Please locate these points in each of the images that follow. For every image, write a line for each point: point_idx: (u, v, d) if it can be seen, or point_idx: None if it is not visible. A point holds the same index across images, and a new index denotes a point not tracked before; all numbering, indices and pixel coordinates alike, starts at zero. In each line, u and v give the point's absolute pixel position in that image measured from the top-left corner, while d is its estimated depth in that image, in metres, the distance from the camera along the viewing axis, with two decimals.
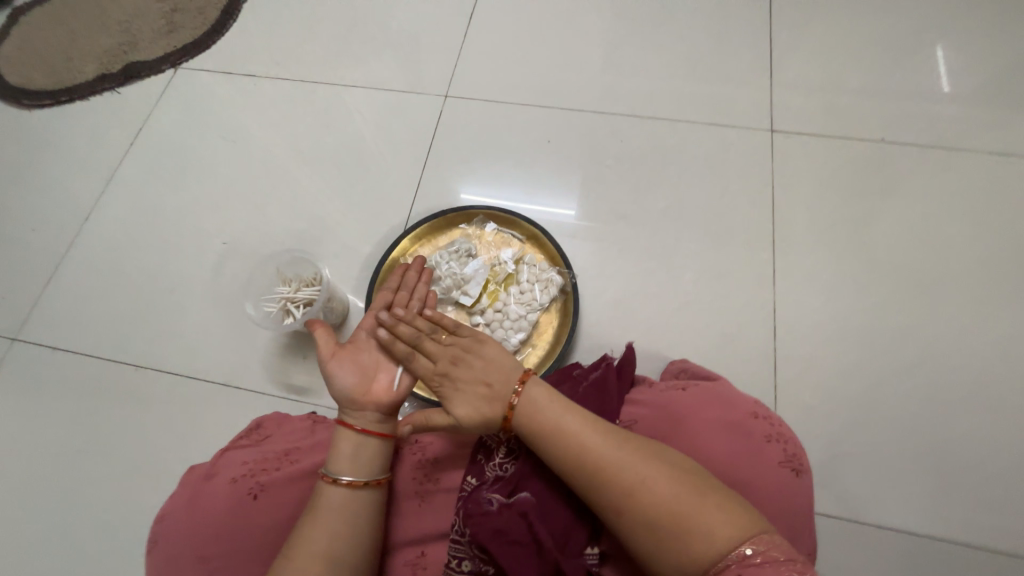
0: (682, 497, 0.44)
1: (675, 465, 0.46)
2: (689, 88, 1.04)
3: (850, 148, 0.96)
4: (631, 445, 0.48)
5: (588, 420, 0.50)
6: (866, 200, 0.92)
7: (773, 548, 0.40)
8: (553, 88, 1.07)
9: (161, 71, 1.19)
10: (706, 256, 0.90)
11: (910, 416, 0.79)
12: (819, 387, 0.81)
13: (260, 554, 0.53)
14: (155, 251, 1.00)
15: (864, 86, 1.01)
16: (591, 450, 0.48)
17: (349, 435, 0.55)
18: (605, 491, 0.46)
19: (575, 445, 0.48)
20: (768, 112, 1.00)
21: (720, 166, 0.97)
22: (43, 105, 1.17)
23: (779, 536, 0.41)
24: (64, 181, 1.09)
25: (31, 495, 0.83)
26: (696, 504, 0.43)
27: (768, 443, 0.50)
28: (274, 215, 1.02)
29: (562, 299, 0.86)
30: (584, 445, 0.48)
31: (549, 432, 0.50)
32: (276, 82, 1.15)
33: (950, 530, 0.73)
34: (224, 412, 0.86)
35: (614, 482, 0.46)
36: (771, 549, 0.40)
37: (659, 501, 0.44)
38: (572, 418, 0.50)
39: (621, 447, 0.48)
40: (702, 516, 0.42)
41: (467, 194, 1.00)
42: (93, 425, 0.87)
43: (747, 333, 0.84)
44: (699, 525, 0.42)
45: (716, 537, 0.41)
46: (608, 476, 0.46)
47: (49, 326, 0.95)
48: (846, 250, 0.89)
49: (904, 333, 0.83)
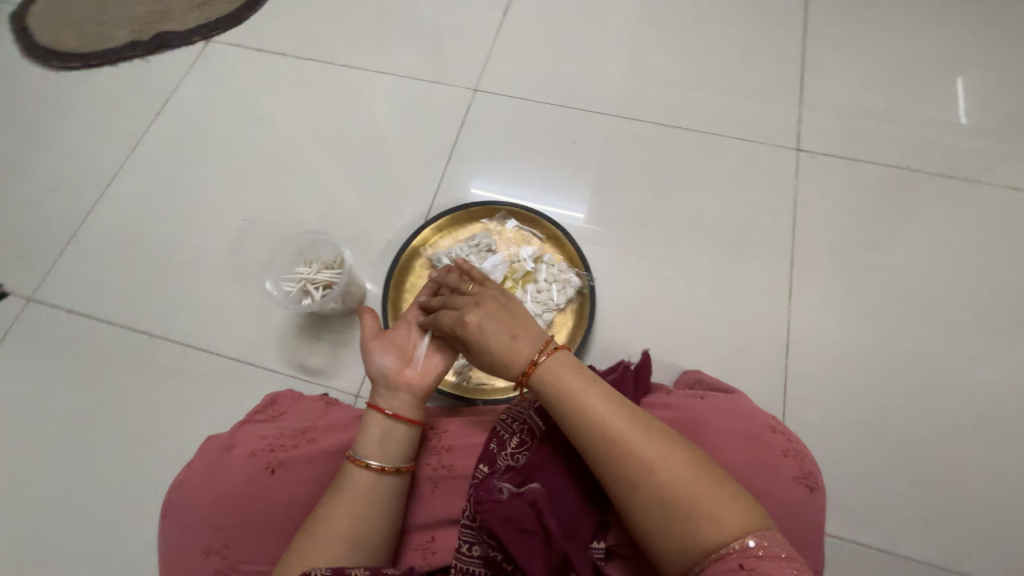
0: (695, 484, 0.43)
1: (690, 448, 0.46)
2: (717, 101, 1.04)
3: (874, 173, 0.97)
4: (650, 424, 0.48)
5: (606, 397, 0.49)
6: (885, 226, 0.93)
7: (777, 543, 0.40)
8: (583, 90, 1.07)
9: (191, 43, 1.19)
10: (724, 269, 0.91)
11: (914, 443, 0.79)
12: (825, 407, 0.81)
13: (277, 526, 0.54)
14: (175, 222, 1.01)
15: (892, 112, 1.01)
16: (609, 426, 0.47)
17: (375, 417, 0.57)
18: (617, 466, 0.46)
19: (596, 418, 0.48)
20: (795, 131, 1.00)
21: (743, 181, 0.97)
22: (72, 68, 1.17)
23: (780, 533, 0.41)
24: (89, 146, 1.10)
25: (38, 454, 0.84)
26: (706, 490, 0.43)
27: (785, 456, 0.51)
28: (296, 195, 1.02)
29: (579, 301, 0.87)
30: (602, 419, 0.48)
31: (570, 401, 0.50)
32: (305, 63, 1.15)
33: (944, 557, 0.74)
34: (234, 386, 0.86)
35: (626, 457, 0.46)
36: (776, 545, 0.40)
37: (669, 482, 0.44)
38: (590, 393, 0.49)
39: (641, 424, 0.47)
40: (710, 502, 0.42)
41: (478, 190, 1.00)
42: (104, 389, 0.87)
43: (758, 348, 0.85)
44: (707, 512, 0.42)
45: (722, 526, 0.41)
46: (622, 451, 0.46)
47: (65, 288, 0.96)
48: (863, 274, 0.90)
49: (914, 360, 0.84)
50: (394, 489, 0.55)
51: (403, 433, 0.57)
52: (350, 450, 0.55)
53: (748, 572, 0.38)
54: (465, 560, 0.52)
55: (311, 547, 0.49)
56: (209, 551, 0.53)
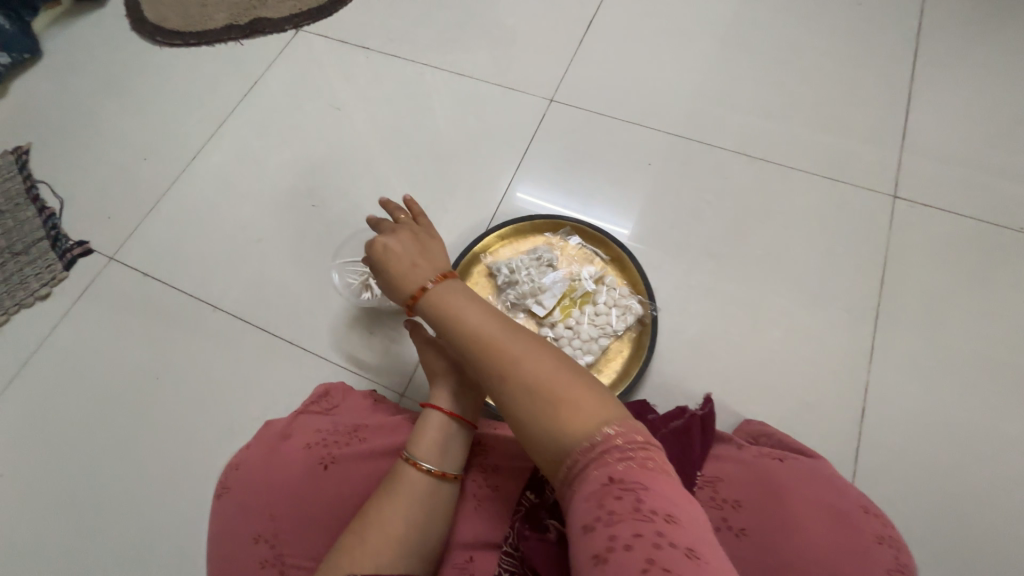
0: (561, 387, 0.45)
1: (560, 357, 0.48)
2: (808, 136, 0.98)
3: (981, 232, 0.88)
4: (523, 334, 0.50)
5: (485, 311, 0.52)
6: (989, 291, 0.84)
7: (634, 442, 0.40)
8: (663, 111, 1.04)
9: (283, 30, 1.23)
10: (797, 316, 0.85)
11: (1001, 538, 0.71)
12: (900, 483, 0.74)
13: (325, 523, 0.53)
14: (250, 201, 1.05)
15: (1008, 167, 0.92)
16: (485, 338, 0.50)
17: (437, 417, 0.59)
18: (495, 377, 0.48)
19: (473, 329, 0.51)
20: (894, 176, 0.93)
21: (829, 224, 0.91)
22: (173, 45, 1.24)
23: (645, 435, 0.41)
24: (181, 120, 1.16)
25: (102, 407, 0.88)
26: (572, 392, 0.45)
27: (881, 544, 0.43)
28: (365, 188, 1.04)
29: (638, 329, 0.84)
30: (479, 332, 0.50)
31: (454, 320, 0.52)
32: (387, 59, 1.18)
33: None
34: (287, 369, 0.88)
35: (502, 368, 0.48)
36: (635, 434, 0.41)
37: (539, 388, 0.46)
38: (471, 308, 0.52)
39: (506, 335, 0.50)
40: (573, 402, 0.44)
41: (520, 195, 1.00)
42: (168, 354, 0.91)
43: (830, 407, 0.79)
44: (571, 413, 0.43)
45: (583, 424, 0.42)
46: (500, 364, 0.48)
47: (145, 252, 1.01)
48: (957, 342, 0.81)
49: (1008, 446, 0.75)
50: (445, 498, 0.55)
51: (457, 438, 0.59)
52: (405, 450, 0.56)
53: (617, 483, 0.38)
54: None
55: (356, 548, 0.49)
56: (258, 538, 0.53)
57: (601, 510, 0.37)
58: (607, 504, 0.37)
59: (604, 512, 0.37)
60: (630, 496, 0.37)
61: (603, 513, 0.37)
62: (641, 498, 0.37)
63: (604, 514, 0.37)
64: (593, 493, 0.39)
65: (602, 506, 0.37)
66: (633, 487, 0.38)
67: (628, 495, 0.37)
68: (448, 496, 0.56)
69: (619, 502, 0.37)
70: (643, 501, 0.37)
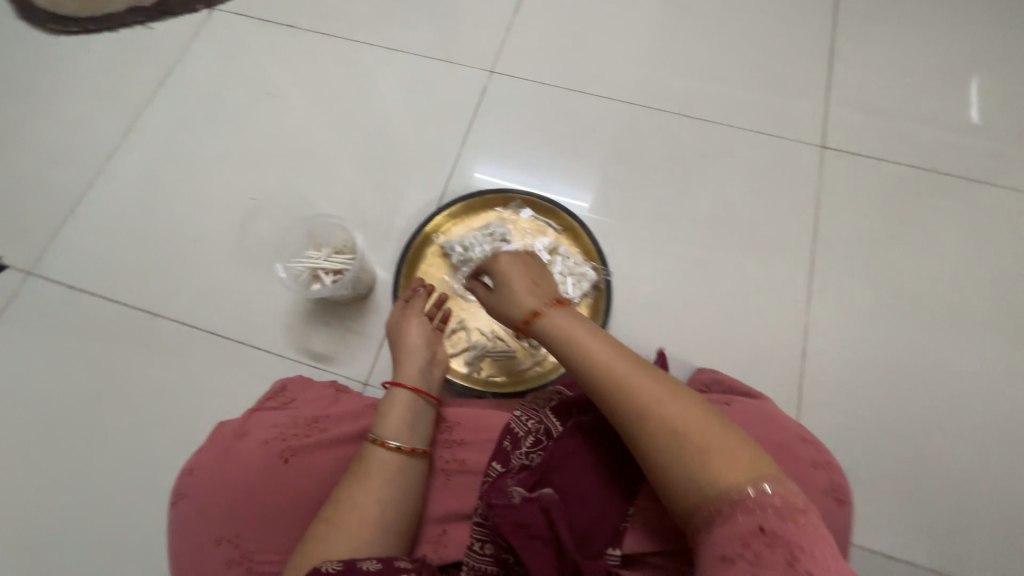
0: (710, 433, 0.44)
1: (691, 396, 0.48)
2: (742, 93, 1.01)
3: (903, 175, 0.94)
4: (659, 373, 0.49)
5: (616, 347, 0.52)
6: (914, 229, 0.90)
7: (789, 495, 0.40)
8: (604, 77, 1.04)
9: (196, 11, 1.14)
10: (745, 267, 0.88)
11: (929, 451, 0.79)
12: (842, 412, 0.81)
13: (290, 515, 0.53)
14: (181, 199, 0.98)
15: (923, 111, 0.98)
16: (624, 372, 0.49)
17: (402, 396, 0.60)
18: (631, 413, 0.47)
19: (600, 362, 0.51)
20: (823, 128, 0.97)
21: (767, 177, 0.94)
22: (70, 33, 1.12)
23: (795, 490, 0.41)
24: (90, 116, 1.06)
25: (42, 433, 0.82)
26: (706, 431, 0.45)
27: (815, 467, 0.49)
28: (306, 176, 0.99)
29: (594, 295, 0.85)
30: (609, 366, 0.50)
31: (595, 353, 0.52)
32: (315, 37, 1.11)
33: (952, 565, 0.74)
34: (241, 370, 0.85)
35: (645, 405, 0.47)
36: (784, 489, 0.41)
37: (682, 427, 0.45)
38: (606, 343, 0.52)
39: (643, 372, 0.49)
40: (722, 449, 0.43)
41: (482, 174, 0.98)
42: (107, 369, 0.85)
43: (777, 351, 0.84)
44: (726, 460, 0.43)
45: (732, 472, 0.42)
46: (638, 400, 0.47)
47: (67, 264, 0.93)
48: (888, 278, 0.87)
49: (934, 369, 0.82)
50: (416, 473, 0.56)
51: (422, 413, 0.61)
52: (371, 433, 0.57)
53: (768, 533, 0.38)
54: (475, 557, 0.52)
55: (328, 535, 0.49)
56: (221, 540, 0.52)
57: (748, 553, 0.38)
58: (756, 550, 0.38)
59: (753, 557, 0.37)
60: (784, 551, 0.37)
61: (755, 560, 0.37)
62: (795, 555, 0.37)
63: (755, 561, 0.37)
64: (740, 537, 0.39)
65: (749, 550, 0.38)
66: (786, 542, 0.37)
67: (780, 547, 0.37)
68: (418, 470, 0.56)
69: (772, 553, 0.37)
70: (797, 558, 0.37)
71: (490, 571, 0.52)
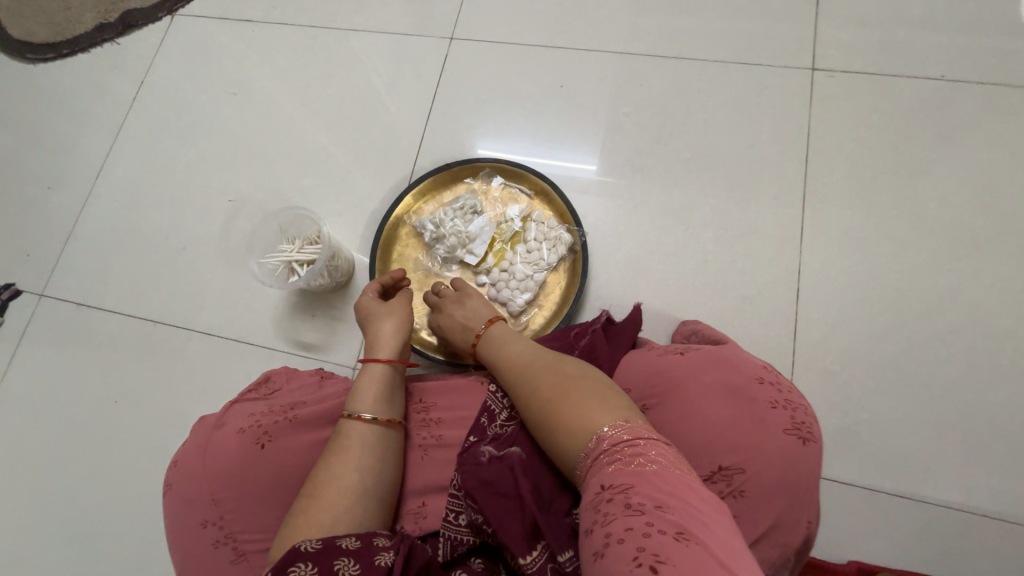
0: (561, 399, 0.46)
1: (568, 370, 0.49)
2: (720, 22, 0.93)
3: (903, 89, 0.85)
4: (542, 360, 0.53)
5: (514, 345, 0.57)
6: (915, 149, 0.83)
7: (637, 444, 0.39)
8: (568, 26, 0.98)
9: (159, 19, 1.15)
10: (729, 211, 0.84)
11: (940, 384, 0.74)
12: (841, 352, 0.76)
13: (267, 497, 0.55)
14: (166, 208, 1.01)
15: (927, 14, 0.88)
16: (509, 368, 0.54)
17: (377, 369, 0.60)
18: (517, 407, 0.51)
19: (500, 363, 0.56)
20: (811, 48, 0.89)
21: (750, 111, 0.88)
22: (47, 60, 1.15)
23: (655, 439, 0.40)
24: (76, 138, 1.09)
25: (66, 440, 0.88)
26: (568, 396, 0.46)
27: (774, 408, 0.48)
28: (279, 170, 1.00)
29: (571, 258, 0.83)
30: (506, 362, 0.55)
31: (494, 359, 0.57)
32: (274, 29, 1.10)
33: (971, 500, 0.70)
34: (239, 366, 0.88)
35: (520, 392, 0.51)
36: (625, 432, 0.41)
37: (544, 405, 0.47)
38: (503, 346, 0.58)
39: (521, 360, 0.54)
40: (570, 414, 0.45)
41: (486, 148, 0.94)
42: (119, 376, 0.91)
43: (767, 295, 0.80)
44: (572, 422, 0.44)
45: (578, 433, 0.43)
46: (518, 391, 0.51)
47: (73, 282, 0.99)
48: (887, 206, 0.81)
49: (941, 297, 0.76)
50: (391, 446, 0.56)
51: (397, 385, 0.61)
52: (347, 409, 0.57)
53: (607, 488, 0.37)
54: (452, 528, 0.52)
55: (309, 512, 0.49)
56: (207, 522, 0.55)
57: (597, 514, 0.36)
58: (601, 507, 0.36)
59: (600, 516, 0.36)
60: (619, 497, 0.36)
61: (599, 516, 0.36)
62: (629, 496, 0.35)
63: (600, 518, 0.35)
64: (591, 501, 0.38)
65: (597, 511, 0.36)
66: (622, 488, 0.36)
67: (618, 495, 0.36)
68: (395, 442, 0.57)
69: (611, 502, 0.36)
70: (631, 497, 0.35)
71: (467, 541, 0.52)
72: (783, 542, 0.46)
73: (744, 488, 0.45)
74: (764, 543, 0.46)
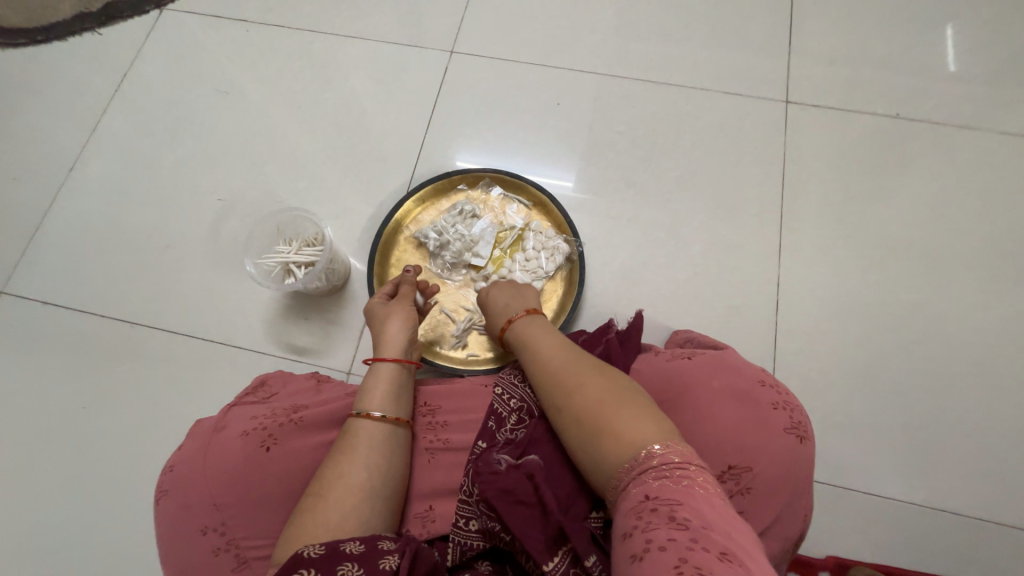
0: (609, 411, 0.47)
1: (614, 381, 0.50)
2: (704, 54, 1.00)
3: (865, 123, 0.95)
4: (587, 364, 0.53)
5: (554, 344, 0.57)
6: (876, 177, 0.92)
7: (686, 468, 0.41)
8: (564, 47, 1.03)
9: (145, 12, 1.11)
10: (715, 228, 0.90)
11: (901, 390, 0.81)
12: (816, 360, 0.83)
13: (271, 502, 0.53)
14: (148, 205, 0.97)
15: (883, 59, 0.98)
16: (554, 370, 0.53)
17: (385, 368, 0.61)
18: (556, 407, 0.51)
19: (540, 359, 0.56)
20: (786, 83, 0.98)
21: (732, 136, 0.95)
22: (19, 46, 1.09)
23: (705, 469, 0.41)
24: (48, 129, 1.04)
25: (28, 448, 0.82)
26: (615, 410, 0.46)
27: (775, 409, 0.52)
28: (272, 171, 0.98)
29: (568, 268, 0.85)
30: (547, 358, 0.55)
31: (534, 355, 0.57)
32: (269, 30, 1.09)
33: (930, 496, 0.76)
34: (225, 370, 0.85)
35: (562, 395, 0.51)
36: (676, 454, 0.42)
37: (589, 411, 0.48)
38: (544, 344, 0.57)
39: (567, 363, 0.53)
40: (618, 427, 0.45)
41: (467, 161, 0.97)
42: (91, 380, 0.86)
43: (750, 305, 0.85)
44: (617, 435, 0.45)
45: (622, 448, 0.44)
46: (562, 390, 0.51)
47: (40, 280, 0.93)
48: (853, 228, 0.89)
49: (901, 311, 0.84)
50: (399, 445, 0.56)
51: (405, 385, 0.61)
52: (355, 407, 0.57)
53: (652, 500, 0.39)
54: (463, 534, 0.52)
55: (316, 512, 0.48)
56: (207, 529, 0.53)
57: (639, 521, 0.39)
58: (644, 516, 0.39)
59: (641, 523, 0.38)
60: (665, 510, 0.38)
61: (640, 523, 0.38)
62: (675, 510, 0.38)
63: (640, 524, 0.38)
64: (632, 508, 0.40)
65: (638, 518, 0.39)
66: (668, 503, 0.38)
67: (663, 507, 0.38)
68: (403, 442, 0.57)
69: (655, 513, 0.38)
70: (678, 513, 0.37)
71: (478, 545, 0.52)
72: (783, 535, 0.51)
73: (751, 486, 0.49)
74: (767, 535, 0.50)
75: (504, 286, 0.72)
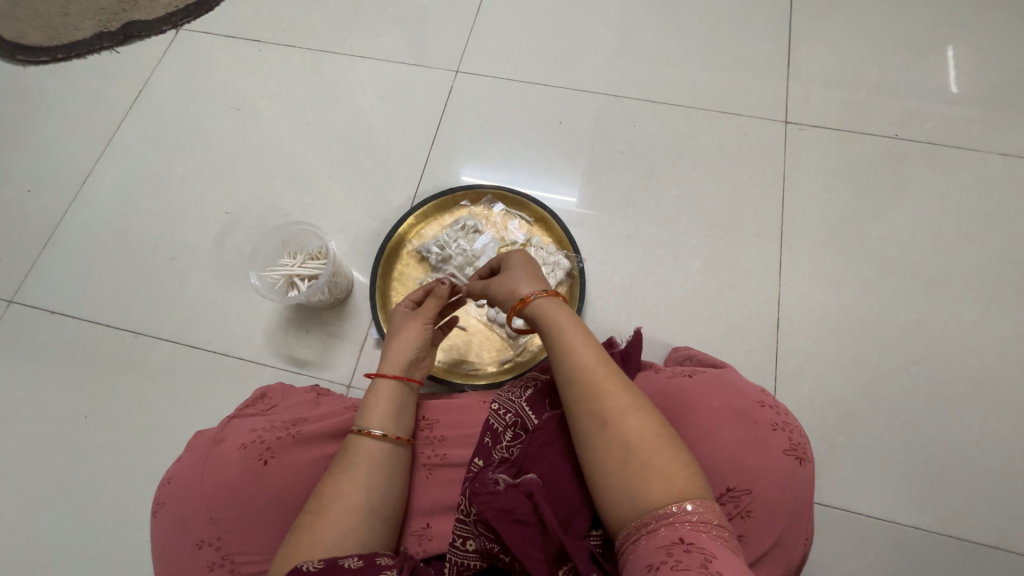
0: (652, 450, 0.44)
1: (657, 418, 0.47)
2: (703, 75, 1.02)
3: (863, 143, 0.96)
4: (629, 386, 0.49)
5: (596, 353, 0.51)
6: (875, 196, 0.92)
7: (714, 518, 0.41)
8: (567, 68, 1.05)
9: (162, 32, 1.15)
10: (714, 245, 0.90)
11: (904, 410, 0.80)
12: (817, 379, 0.82)
13: (269, 517, 0.54)
14: (157, 217, 0.99)
15: (880, 81, 1.00)
16: (591, 386, 0.49)
17: (386, 385, 0.59)
18: (591, 424, 0.47)
19: (580, 366, 0.50)
20: (785, 104, 0.99)
21: (732, 156, 0.96)
22: (41, 63, 1.13)
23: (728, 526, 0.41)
24: (64, 142, 1.07)
25: (30, 456, 0.83)
26: (657, 450, 0.44)
27: (774, 429, 0.52)
28: (278, 186, 1.00)
29: (569, 283, 0.86)
30: (585, 366, 0.50)
31: (568, 359, 0.51)
32: (280, 49, 1.12)
33: (935, 522, 0.75)
34: (226, 381, 0.86)
35: (600, 416, 0.47)
36: (712, 512, 0.41)
37: (632, 441, 0.45)
38: (585, 347, 0.51)
39: (612, 380, 0.49)
40: (664, 467, 0.43)
41: (470, 176, 0.99)
42: (93, 389, 0.86)
43: (750, 323, 0.85)
44: (658, 477, 0.43)
45: (666, 488, 0.42)
46: (603, 409, 0.47)
47: (48, 289, 0.94)
48: (852, 246, 0.89)
49: (903, 331, 0.84)
50: (398, 465, 0.55)
51: (407, 400, 0.60)
52: (355, 425, 0.56)
53: (686, 544, 0.39)
54: (460, 554, 0.52)
55: (315, 529, 0.48)
56: (203, 543, 0.54)
57: (668, 558, 0.38)
58: (675, 555, 0.38)
59: (671, 560, 0.38)
60: (699, 556, 0.38)
61: (670, 561, 0.38)
62: (710, 561, 0.37)
63: (670, 561, 0.38)
64: (660, 546, 0.39)
65: (669, 556, 0.38)
66: (703, 551, 0.38)
67: (698, 553, 0.38)
68: (403, 461, 0.56)
69: (689, 556, 0.38)
70: (711, 563, 0.37)
71: (475, 566, 0.51)
72: (785, 557, 0.51)
73: (750, 508, 0.49)
74: (767, 560, 0.50)
75: (533, 259, 0.64)
